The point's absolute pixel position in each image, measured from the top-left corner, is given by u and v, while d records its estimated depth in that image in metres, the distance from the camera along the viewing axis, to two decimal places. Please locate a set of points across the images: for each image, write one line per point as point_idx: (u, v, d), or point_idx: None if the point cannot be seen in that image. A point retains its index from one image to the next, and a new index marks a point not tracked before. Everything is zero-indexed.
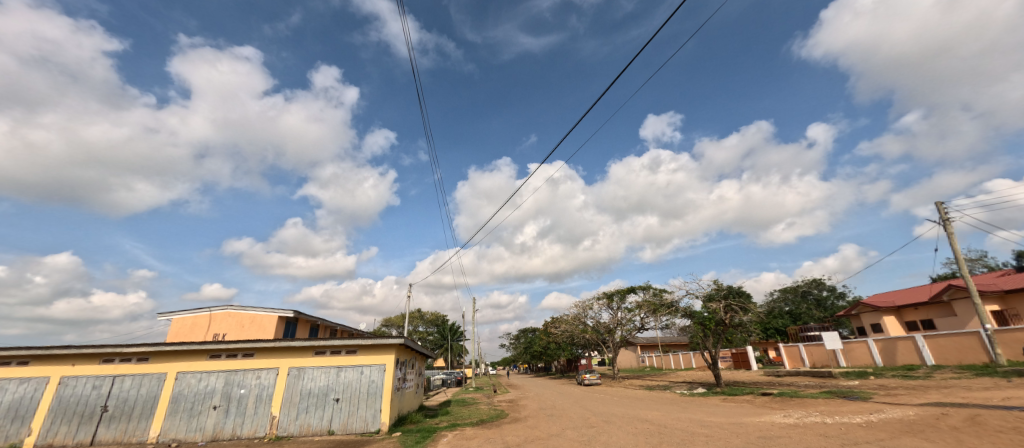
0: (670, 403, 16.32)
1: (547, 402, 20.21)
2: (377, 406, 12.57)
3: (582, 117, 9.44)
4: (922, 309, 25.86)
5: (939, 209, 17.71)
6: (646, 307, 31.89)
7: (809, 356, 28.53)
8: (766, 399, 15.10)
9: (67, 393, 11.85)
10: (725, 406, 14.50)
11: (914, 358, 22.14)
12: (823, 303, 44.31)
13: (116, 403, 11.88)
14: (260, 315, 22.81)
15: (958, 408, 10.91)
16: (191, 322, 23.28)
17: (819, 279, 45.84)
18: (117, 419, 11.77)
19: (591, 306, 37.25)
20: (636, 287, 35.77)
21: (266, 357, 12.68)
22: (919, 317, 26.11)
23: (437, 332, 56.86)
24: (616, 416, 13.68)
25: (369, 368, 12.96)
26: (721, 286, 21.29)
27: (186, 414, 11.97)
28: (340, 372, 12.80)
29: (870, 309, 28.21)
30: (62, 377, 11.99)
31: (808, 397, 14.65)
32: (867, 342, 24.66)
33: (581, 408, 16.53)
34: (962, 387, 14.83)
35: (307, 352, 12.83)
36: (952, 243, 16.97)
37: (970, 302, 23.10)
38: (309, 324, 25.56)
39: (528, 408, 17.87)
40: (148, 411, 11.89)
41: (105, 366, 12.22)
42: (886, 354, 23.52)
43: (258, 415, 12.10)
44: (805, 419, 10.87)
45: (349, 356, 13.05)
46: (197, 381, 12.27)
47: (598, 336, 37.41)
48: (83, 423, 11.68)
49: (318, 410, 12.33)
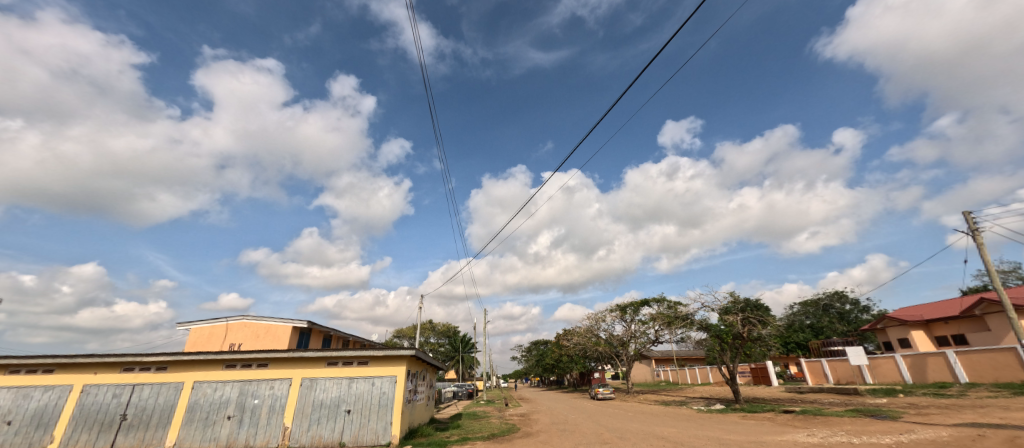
0: (686, 420, 15.88)
1: (558, 416, 19.91)
2: (388, 418, 12.50)
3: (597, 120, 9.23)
4: (952, 323, 24.80)
5: (966, 219, 17.00)
6: (661, 320, 31.26)
7: (833, 372, 27.53)
8: (788, 417, 14.58)
9: (88, 401, 12.07)
10: (745, 424, 14.07)
11: (945, 375, 21.24)
12: (846, 317, 42.92)
13: (134, 412, 12.03)
14: (274, 326, 23.05)
15: (995, 429, 10.33)
16: (208, 332, 23.60)
17: (841, 293, 44.55)
18: (134, 428, 11.91)
19: (604, 318, 36.80)
20: (649, 300, 35.18)
21: (280, 367, 12.75)
22: (949, 332, 25.00)
23: (447, 344, 56.45)
24: (630, 433, 13.37)
25: (380, 379, 12.93)
26: (738, 299, 20.70)
27: (201, 423, 12.05)
28: (352, 383, 12.79)
29: (897, 323, 27.25)
30: (85, 386, 12.23)
31: (834, 416, 14.05)
32: (894, 358, 23.82)
33: (595, 424, 16.21)
34: (999, 407, 14.07)
35: (320, 363, 12.87)
36: (982, 256, 16.20)
37: (1004, 317, 21.97)
38: (322, 335, 25.73)
39: (539, 423, 17.58)
40: (165, 421, 12.01)
41: (125, 375, 12.42)
42: (916, 370, 22.61)
43: (271, 426, 12.14)
44: (830, 438, 10.46)
45: (361, 367, 13.05)
46: (212, 390, 12.38)
47: (611, 349, 36.76)
48: (103, 432, 11.85)
49: (330, 422, 12.32)
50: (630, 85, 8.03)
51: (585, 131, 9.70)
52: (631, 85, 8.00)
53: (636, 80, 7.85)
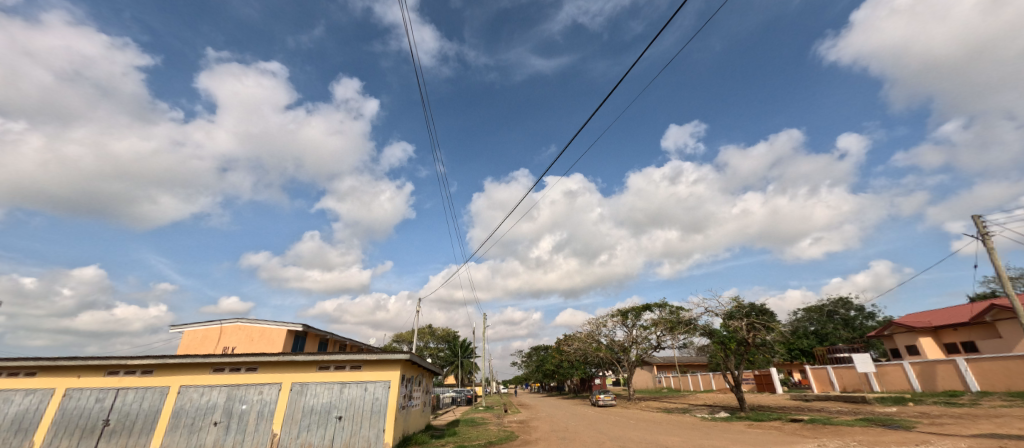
0: (690, 429, 15.38)
1: (558, 423, 19.43)
2: (380, 425, 12.05)
3: (586, 122, 8.87)
4: (961, 330, 24.26)
5: (976, 223, 16.53)
6: (663, 325, 30.75)
7: (839, 379, 26.96)
8: (796, 426, 14.05)
9: (70, 405, 11.64)
10: (752, 433, 13.52)
11: (955, 383, 20.68)
12: (850, 324, 42.32)
13: (118, 417, 11.59)
14: (269, 329, 22.63)
15: (1015, 441, 9.83)
16: (201, 334, 23.15)
17: (846, 299, 43.95)
18: (117, 435, 11.47)
19: (605, 323, 36.31)
20: (651, 305, 34.66)
21: (269, 371, 12.33)
22: (959, 339, 24.42)
23: (447, 349, 55.83)
24: (633, 442, 12.88)
25: (373, 385, 12.49)
26: (743, 304, 20.21)
27: (186, 429, 11.61)
28: (343, 388, 12.36)
29: (904, 330, 26.75)
30: (67, 390, 11.80)
31: (844, 425, 13.53)
32: (902, 366, 23.29)
33: (595, 432, 15.68)
34: (1016, 417, 13.52)
35: (311, 367, 12.46)
36: (992, 260, 15.75)
37: (1016, 324, 21.42)
38: (318, 339, 25.28)
39: (538, 431, 17.03)
40: (149, 426, 11.57)
41: (109, 378, 11.99)
42: (924, 378, 22.07)
43: (259, 432, 11.70)
44: None
45: (353, 371, 12.60)
46: (199, 395, 11.95)
47: (612, 355, 36.17)
48: (84, 438, 11.41)
49: (320, 428, 11.88)
50: (613, 89, 7.87)
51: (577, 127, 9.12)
52: (615, 88, 7.83)
53: (620, 82, 7.67)
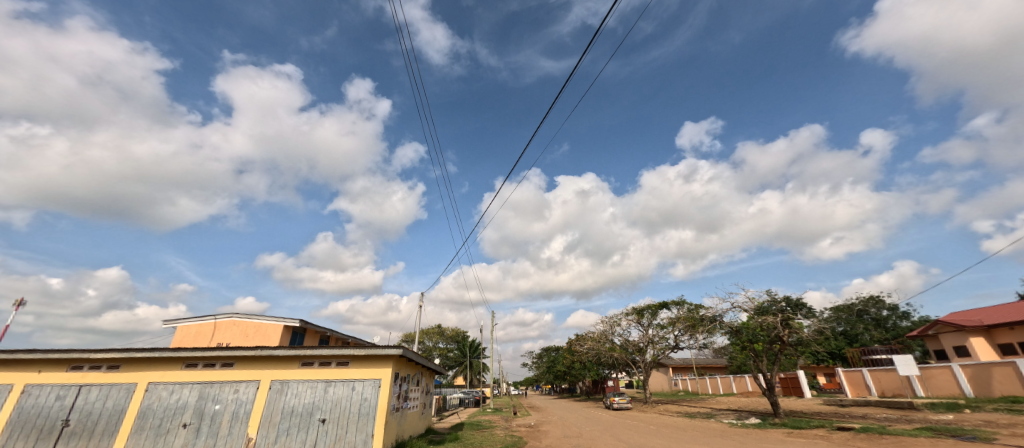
0: (719, 436, 13.59)
1: (570, 428, 17.76)
2: (369, 430, 10.67)
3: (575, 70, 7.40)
4: (1018, 329, 21.87)
5: None
6: (682, 323, 28.84)
7: (877, 383, 24.68)
8: (846, 435, 12.17)
9: (28, 403, 10.53)
10: (794, 443, 11.69)
11: (1016, 388, 18.40)
12: (883, 324, 39.67)
13: (79, 417, 10.44)
14: (264, 324, 21.57)
15: None
16: (195, 330, 22.21)
17: (877, 297, 41.34)
18: (77, 436, 10.31)
19: (619, 322, 34.51)
20: (669, 303, 32.78)
21: (247, 368, 11.05)
22: (1016, 340, 22.03)
23: (456, 349, 54.28)
24: None
25: (361, 383, 11.11)
26: (775, 298, 18.32)
27: (152, 432, 10.40)
28: (328, 387, 11.01)
29: (952, 329, 24.41)
30: (26, 386, 10.71)
31: (904, 436, 11.58)
32: (951, 368, 21.05)
33: (612, 438, 13.98)
34: None
35: (293, 363, 11.13)
36: None
37: None
38: (316, 336, 24.07)
39: (549, 436, 15.37)
40: (112, 428, 10.38)
41: (72, 374, 10.87)
42: (978, 382, 19.84)
43: (232, 436, 10.42)
44: None
45: (340, 368, 11.23)
46: (168, 394, 10.74)
47: (627, 356, 34.33)
48: (41, 439, 10.26)
49: (301, 433, 10.54)
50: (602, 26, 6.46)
51: (570, 75, 7.54)
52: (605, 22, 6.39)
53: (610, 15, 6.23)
